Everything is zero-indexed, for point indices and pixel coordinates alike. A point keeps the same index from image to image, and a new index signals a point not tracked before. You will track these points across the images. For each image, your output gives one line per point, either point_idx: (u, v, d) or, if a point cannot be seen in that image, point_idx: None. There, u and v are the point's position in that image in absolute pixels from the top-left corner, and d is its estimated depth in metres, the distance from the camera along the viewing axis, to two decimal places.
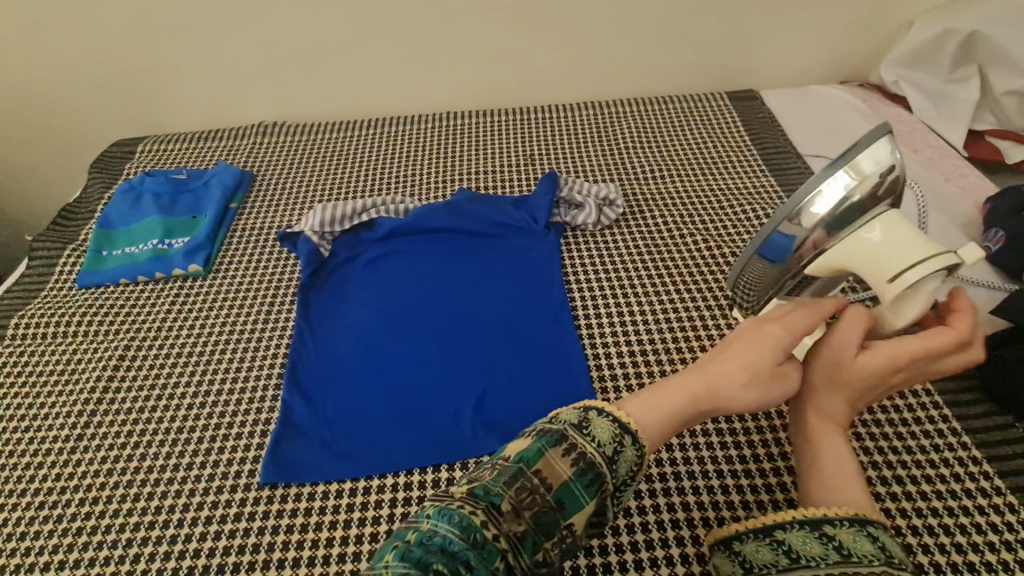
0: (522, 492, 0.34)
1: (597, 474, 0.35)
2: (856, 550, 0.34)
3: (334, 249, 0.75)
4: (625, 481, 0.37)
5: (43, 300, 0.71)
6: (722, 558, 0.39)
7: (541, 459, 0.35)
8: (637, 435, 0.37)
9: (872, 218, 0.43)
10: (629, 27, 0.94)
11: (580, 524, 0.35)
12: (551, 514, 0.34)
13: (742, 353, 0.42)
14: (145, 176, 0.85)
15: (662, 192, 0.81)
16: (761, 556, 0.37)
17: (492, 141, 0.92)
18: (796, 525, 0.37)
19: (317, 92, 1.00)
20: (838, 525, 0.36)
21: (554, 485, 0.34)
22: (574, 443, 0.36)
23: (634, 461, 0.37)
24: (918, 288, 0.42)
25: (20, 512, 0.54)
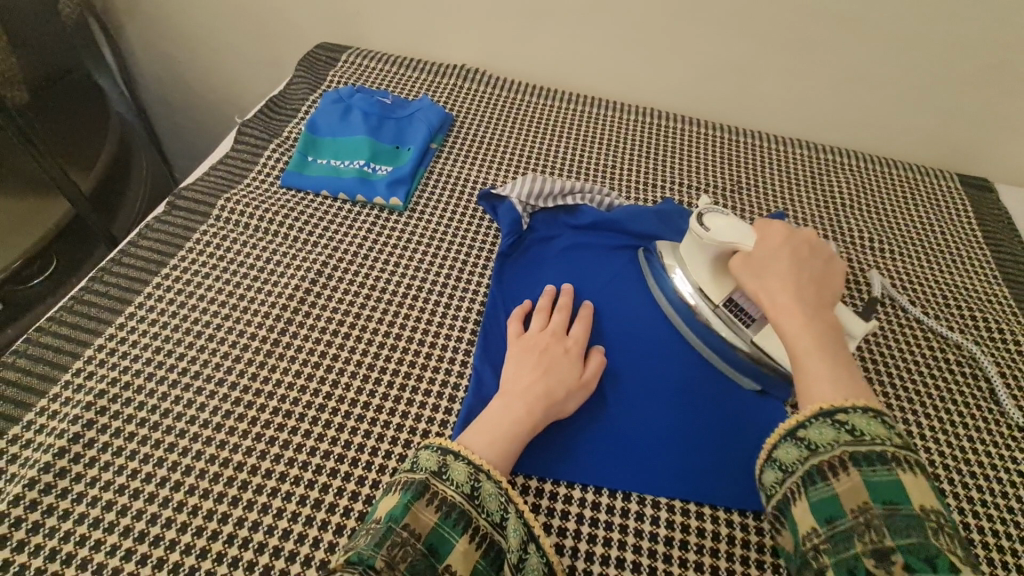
0: (394, 548, 0.41)
1: (463, 513, 0.44)
2: (869, 431, 0.45)
3: (532, 223, 0.72)
4: (502, 517, 0.46)
5: (248, 189, 0.72)
6: (789, 447, 0.48)
7: (407, 514, 0.43)
8: (490, 472, 0.47)
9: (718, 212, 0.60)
10: (889, 83, 0.85)
11: (454, 564, 0.42)
12: (425, 561, 0.41)
13: (554, 397, 0.53)
14: (355, 90, 0.83)
15: (882, 268, 0.75)
16: (822, 436, 0.46)
17: (702, 156, 0.86)
18: (814, 419, 0.47)
19: (529, 51, 0.94)
20: (850, 412, 0.46)
21: (422, 534, 0.42)
22: (437, 493, 0.45)
23: (498, 495, 0.46)
24: (713, 219, 0.59)
25: (213, 402, 0.54)
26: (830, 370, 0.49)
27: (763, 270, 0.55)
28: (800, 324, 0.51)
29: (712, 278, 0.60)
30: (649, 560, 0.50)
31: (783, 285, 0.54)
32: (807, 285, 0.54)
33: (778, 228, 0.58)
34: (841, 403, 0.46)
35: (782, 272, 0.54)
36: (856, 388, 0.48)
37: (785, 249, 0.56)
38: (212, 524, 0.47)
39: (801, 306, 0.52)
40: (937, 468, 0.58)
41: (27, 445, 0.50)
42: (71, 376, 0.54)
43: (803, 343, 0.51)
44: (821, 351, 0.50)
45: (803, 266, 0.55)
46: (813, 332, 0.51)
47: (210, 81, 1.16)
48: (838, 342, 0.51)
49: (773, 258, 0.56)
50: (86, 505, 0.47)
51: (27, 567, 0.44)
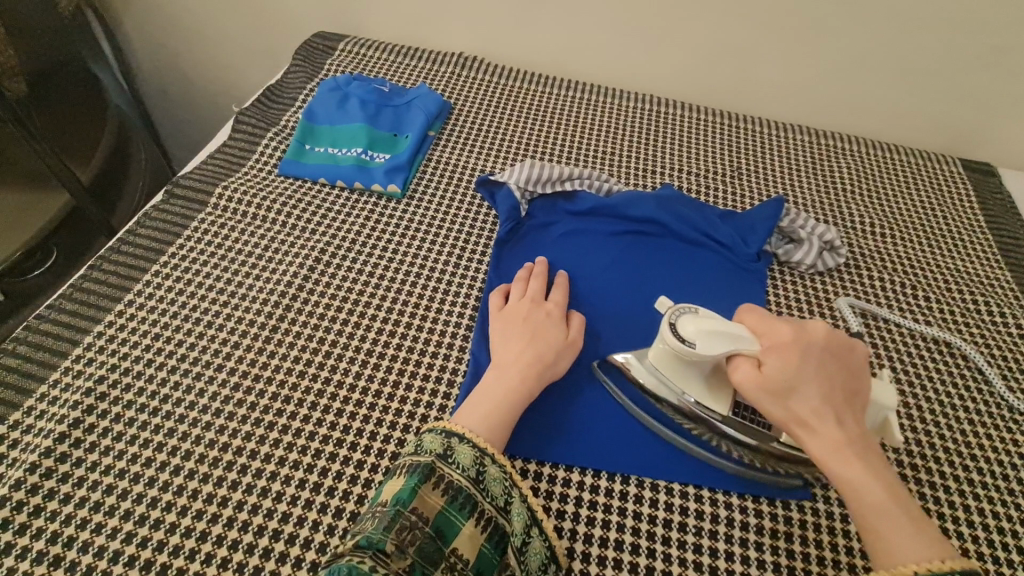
0: (403, 531, 0.42)
1: (470, 497, 0.45)
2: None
3: (530, 210, 0.72)
4: (506, 501, 0.46)
5: (246, 177, 0.72)
6: None
7: (415, 498, 0.43)
8: (493, 454, 0.47)
9: (692, 312, 0.50)
10: (891, 67, 0.84)
11: (461, 546, 0.43)
12: (432, 544, 0.42)
13: (545, 361, 0.54)
14: (352, 78, 0.83)
15: (883, 253, 0.74)
16: None
17: (702, 142, 0.85)
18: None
19: (527, 38, 0.93)
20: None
21: (430, 518, 0.43)
22: (444, 477, 0.45)
23: (504, 479, 0.47)
24: (691, 328, 0.48)
25: (212, 388, 0.54)
26: (907, 524, 0.40)
27: (787, 393, 0.44)
28: (855, 461, 0.42)
29: (709, 392, 0.50)
30: (647, 543, 0.50)
31: (818, 411, 0.43)
32: (842, 397, 0.44)
33: (785, 327, 0.45)
34: (935, 568, 0.39)
35: (809, 392, 0.44)
36: (933, 539, 0.40)
37: (803, 354, 0.44)
38: (211, 508, 0.48)
39: (847, 430, 0.43)
40: (937, 451, 0.58)
41: (27, 431, 0.50)
42: (70, 362, 0.55)
43: (871, 492, 0.41)
44: (884, 496, 0.41)
45: (831, 378, 0.44)
46: (874, 475, 0.42)
47: (208, 72, 1.16)
48: (888, 465, 0.43)
49: (799, 380, 0.44)
50: (87, 489, 0.48)
51: (28, 550, 0.45)
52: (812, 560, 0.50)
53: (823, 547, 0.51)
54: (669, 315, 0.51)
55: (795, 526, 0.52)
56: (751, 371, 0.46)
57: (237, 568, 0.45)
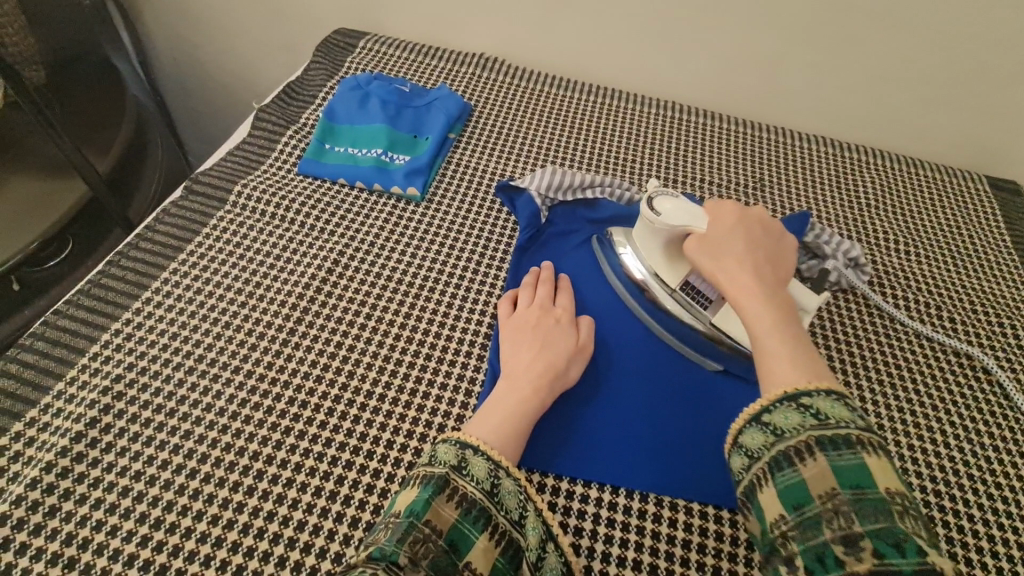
0: (416, 545, 0.40)
1: (483, 511, 0.43)
2: (833, 414, 0.42)
3: (551, 217, 0.71)
4: (520, 515, 0.45)
5: (265, 175, 0.71)
6: (755, 432, 0.44)
7: (428, 509, 0.42)
8: (507, 467, 0.47)
9: (666, 193, 0.60)
10: (920, 81, 0.83)
11: (475, 560, 0.41)
12: (446, 558, 0.41)
13: (556, 371, 0.54)
14: (373, 77, 0.82)
15: (908, 271, 0.73)
16: (788, 420, 0.43)
17: (724, 152, 0.84)
18: (777, 404, 0.44)
19: (549, 41, 0.92)
20: (814, 396, 0.43)
21: (444, 531, 0.42)
22: (457, 489, 0.44)
23: (517, 492, 0.46)
24: (664, 204, 0.58)
25: (229, 390, 0.54)
26: (791, 353, 0.46)
27: (717, 248, 0.55)
28: (761, 305, 0.50)
29: (666, 264, 0.60)
30: (666, 563, 0.49)
31: (742, 266, 0.53)
32: (765, 267, 0.53)
33: (728, 206, 0.58)
34: (802, 385, 0.44)
35: (733, 246, 0.54)
36: (818, 370, 0.45)
37: (739, 226, 0.55)
38: (227, 513, 0.47)
39: (763, 287, 0.51)
40: (961, 477, 0.57)
41: (44, 429, 0.50)
42: (88, 360, 0.54)
43: (761, 325, 0.48)
44: (777, 331, 0.48)
45: (758, 245, 0.54)
46: (769, 313, 0.49)
47: (226, 65, 1.15)
48: (795, 320, 0.50)
49: (727, 238, 0.55)
50: (103, 490, 0.48)
51: (44, 551, 0.45)
52: None
53: None
54: (648, 192, 0.60)
55: None
56: (698, 237, 0.56)
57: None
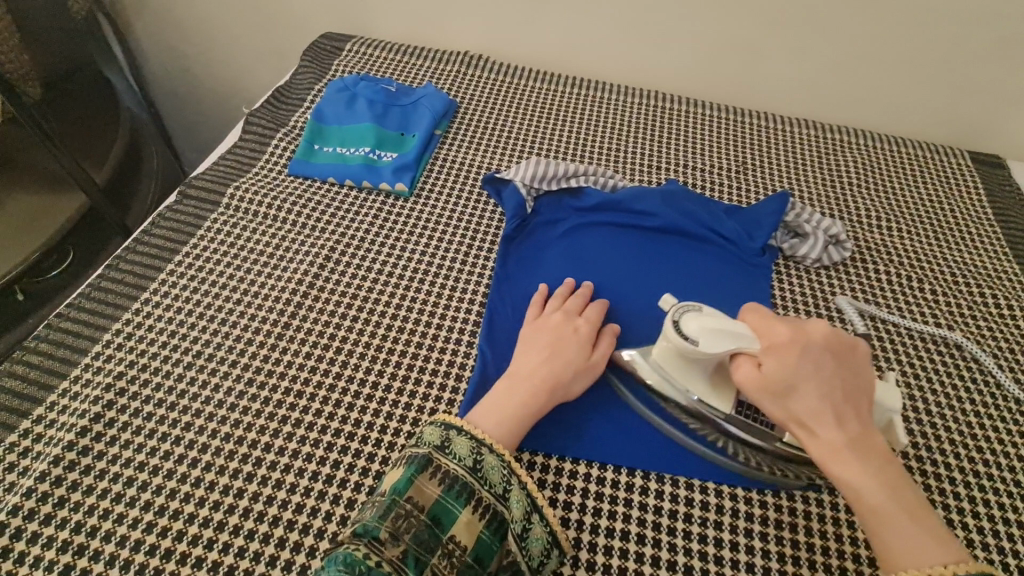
0: (398, 520, 0.43)
1: (466, 486, 0.45)
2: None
3: (536, 207, 0.73)
4: (504, 489, 0.47)
5: (256, 177, 0.73)
6: None
7: (410, 487, 0.44)
8: (492, 446, 0.48)
9: (692, 311, 0.51)
10: (897, 59, 0.84)
11: (457, 533, 0.44)
12: (428, 532, 0.43)
13: (560, 380, 0.54)
14: (360, 78, 0.84)
15: (889, 246, 0.74)
16: None
17: (706, 137, 0.86)
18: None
19: (532, 36, 0.94)
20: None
21: (426, 506, 0.44)
22: (439, 467, 0.46)
23: (501, 467, 0.47)
24: (693, 330, 0.49)
25: (227, 383, 0.56)
26: (909, 529, 0.40)
27: (788, 393, 0.45)
28: (857, 464, 0.42)
29: (713, 392, 0.50)
30: (653, 533, 0.51)
31: (822, 412, 0.44)
32: (847, 404, 0.44)
33: (782, 329, 0.47)
34: (939, 573, 0.39)
35: (807, 392, 0.44)
36: (942, 544, 0.40)
37: (803, 354, 0.45)
38: (227, 499, 0.49)
39: (852, 437, 0.43)
40: (942, 442, 0.58)
41: (50, 425, 0.52)
42: (90, 359, 0.56)
43: (869, 495, 0.42)
44: (888, 500, 0.41)
45: (832, 374, 0.45)
46: (873, 474, 0.42)
47: (217, 74, 1.17)
48: (895, 461, 0.43)
49: (796, 382, 0.45)
50: (108, 481, 0.49)
51: (53, 540, 0.46)
52: (817, 551, 0.51)
53: (828, 537, 0.51)
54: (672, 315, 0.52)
55: (800, 518, 0.52)
56: (753, 380, 0.46)
57: (253, 557, 0.46)
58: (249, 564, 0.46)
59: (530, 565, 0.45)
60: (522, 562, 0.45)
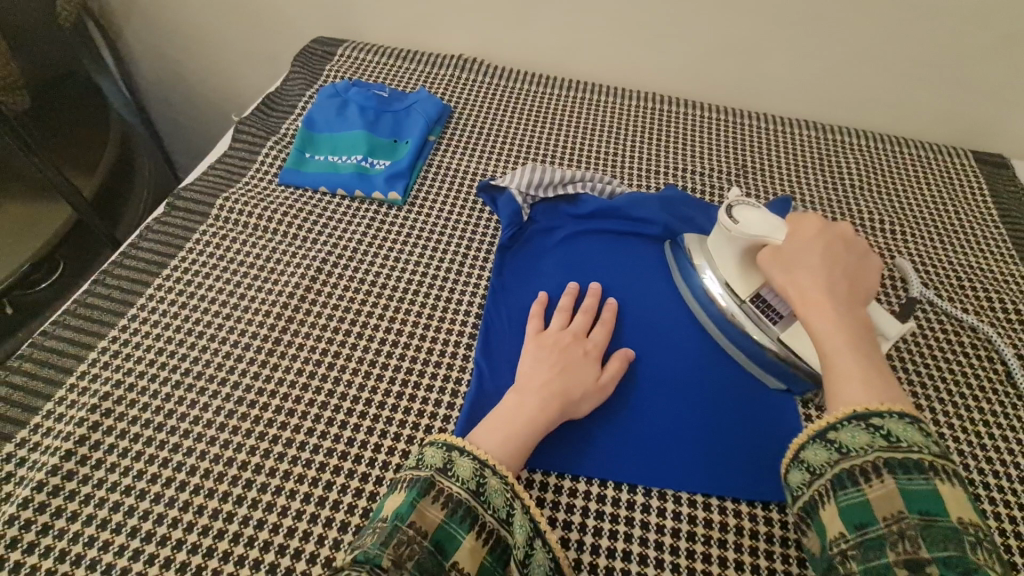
0: (401, 546, 0.41)
1: (470, 510, 0.44)
2: (906, 437, 0.43)
3: (533, 214, 0.71)
4: (508, 514, 0.45)
5: (247, 187, 0.71)
6: (818, 448, 0.46)
7: (413, 512, 0.43)
8: (497, 468, 0.47)
9: (747, 204, 0.57)
10: (898, 59, 0.82)
11: (461, 560, 0.42)
12: (432, 559, 0.41)
13: (569, 397, 0.53)
14: (351, 84, 0.82)
15: (892, 250, 0.73)
16: (856, 440, 0.44)
17: (705, 140, 0.84)
18: (846, 423, 0.45)
19: (526, 38, 0.92)
20: (887, 417, 0.44)
21: (429, 531, 0.42)
22: (443, 490, 0.44)
23: (505, 490, 0.46)
24: (744, 217, 0.56)
25: (216, 402, 0.54)
26: (864, 377, 0.47)
27: (794, 265, 0.54)
28: (832, 326, 0.50)
29: (737, 275, 0.58)
30: (656, 553, 0.49)
31: (818, 288, 0.52)
32: (842, 289, 0.52)
33: (808, 221, 0.56)
34: (875, 407, 0.45)
35: (810, 265, 0.53)
36: (889, 393, 0.46)
37: (818, 243, 0.54)
38: (217, 523, 0.48)
39: (838, 308, 0.51)
40: (951, 453, 0.57)
41: (34, 448, 0.51)
42: (75, 378, 0.55)
43: (833, 344, 0.49)
44: (853, 354, 0.48)
45: (836, 266, 0.54)
46: (843, 333, 0.50)
47: (209, 79, 1.16)
48: (869, 340, 0.50)
49: (804, 256, 0.54)
50: (94, 506, 0.48)
51: (37, 568, 0.45)
52: None
53: None
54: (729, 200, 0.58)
55: None
56: (769, 256, 0.55)
57: None
58: None
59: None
60: None
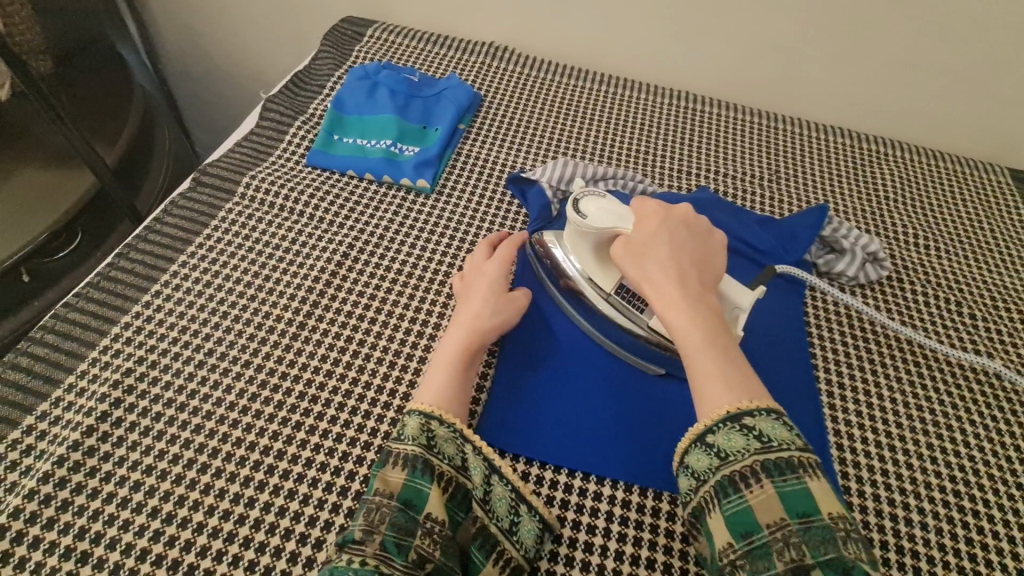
0: (371, 514, 0.42)
1: (428, 464, 0.44)
2: (775, 436, 0.40)
3: (562, 209, 0.70)
4: (462, 459, 0.46)
5: (273, 166, 0.70)
6: (699, 453, 0.43)
7: (376, 482, 0.43)
8: (440, 417, 0.47)
9: (590, 196, 0.57)
10: (944, 71, 0.80)
11: (432, 512, 0.43)
12: (404, 516, 0.41)
13: (480, 316, 0.55)
14: (381, 67, 0.81)
15: (927, 265, 0.71)
16: (732, 444, 0.41)
17: (739, 143, 0.82)
18: (720, 424, 0.42)
19: (560, 29, 0.90)
20: (757, 416, 0.41)
21: (393, 493, 0.42)
22: (398, 454, 0.44)
23: (454, 438, 0.47)
24: (589, 214, 0.55)
25: (239, 385, 0.54)
26: (722, 369, 0.44)
27: (644, 256, 0.51)
28: (686, 311, 0.47)
29: (597, 269, 0.58)
30: (680, 562, 0.49)
31: (668, 275, 0.49)
32: (694, 276, 0.50)
33: (652, 206, 0.54)
34: (744, 405, 0.42)
35: (659, 254, 0.50)
36: (747, 385, 0.43)
37: (663, 228, 0.52)
38: (238, 508, 0.47)
39: (689, 294, 0.48)
40: (981, 476, 0.56)
41: (55, 422, 0.50)
42: (99, 353, 0.54)
43: (692, 337, 0.46)
44: (704, 346, 0.45)
45: (682, 245, 0.51)
46: (702, 323, 0.46)
47: (233, 55, 1.14)
48: (722, 325, 0.47)
49: (652, 246, 0.51)
50: (115, 484, 0.48)
51: (57, 544, 0.44)
52: None
53: None
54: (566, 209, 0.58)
55: None
56: (620, 249, 0.53)
57: (264, 572, 0.45)
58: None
59: (500, 527, 0.46)
60: (492, 525, 0.45)
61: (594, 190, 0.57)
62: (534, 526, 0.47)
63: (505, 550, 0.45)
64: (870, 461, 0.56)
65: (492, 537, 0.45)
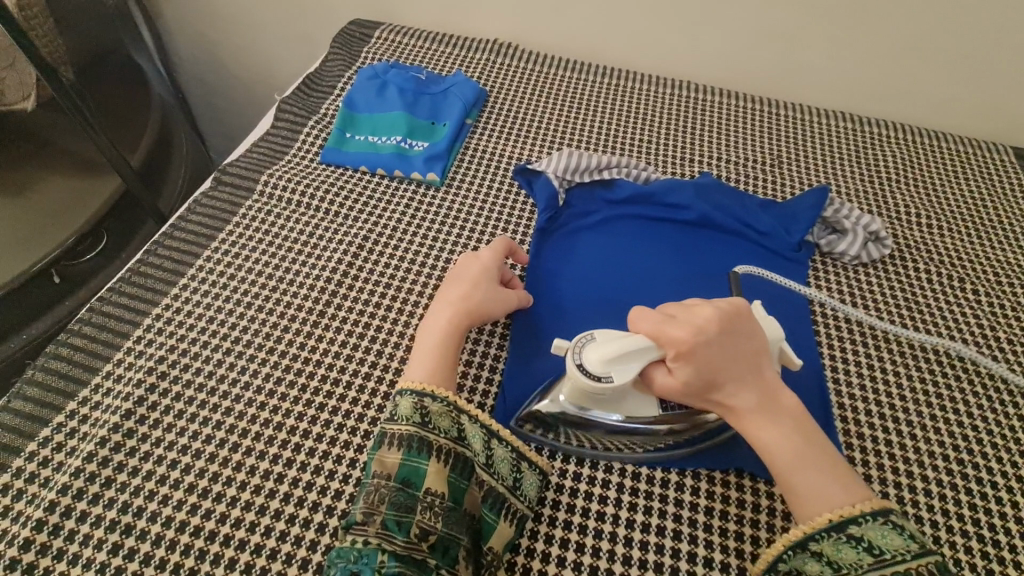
0: (371, 496, 0.46)
1: (423, 441, 0.48)
2: (887, 546, 0.43)
3: (569, 198, 0.72)
4: (458, 431, 0.49)
5: (290, 164, 0.73)
6: (808, 561, 0.45)
7: (373, 465, 0.47)
8: (434, 393, 0.50)
9: (589, 350, 0.48)
10: (945, 51, 0.81)
11: (428, 487, 0.46)
12: (402, 494, 0.46)
13: (472, 304, 0.55)
14: (390, 66, 0.83)
15: (930, 243, 0.73)
16: (846, 557, 0.43)
17: (741, 129, 0.84)
18: (828, 535, 0.44)
19: (563, 24, 0.92)
20: (863, 523, 0.44)
21: (391, 475, 0.46)
22: (393, 436, 0.48)
23: (449, 413, 0.50)
24: (604, 369, 0.47)
25: (265, 369, 0.57)
26: (823, 483, 0.45)
27: (706, 389, 0.47)
28: (767, 431, 0.46)
29: (636, 404, 0.50)
30: (689, 530, 0.51)
31: (734, 398, 0.47)
32: (752, 382, 0.47)
33: (680, 330, 0.47)
34: (852, 513, 0.44)
35: (720, 381, 0.47)
36: (847, 486, 0.45)
37: (704, 350, 0.47)
38: (269, 483, 0.50)
39: (760, 406, 0.47)
40: (983, 446, 0.57)
41: (94, 407, 0.53)
42: (133, 343, 0.58)
43: (784, 461, 0.46)
44: (796, 464, 0.46)
45: (731, 359, 0.47)
46: (786, 440, 0.46)
47: (245, 60, 1.17)
48: (798, 421, 0.47)
49: (707, 377, 0.46)
50: (153, 463, 0.51)
51: (102, 518, 0.48)
52: None
53: None
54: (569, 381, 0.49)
55: None
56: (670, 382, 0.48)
57: (294, 542, 0.48)
58: (292, 548, 0.47)
59: (505, 485, 0.49)
60: (496, 484, 0.49)
61: (592, 335, 0.49)
62: (536, 479, 0.51)
63: (514, 505, 0.49)
64: (873, 432, 0.58)
65: (499, 496, 0.49)
